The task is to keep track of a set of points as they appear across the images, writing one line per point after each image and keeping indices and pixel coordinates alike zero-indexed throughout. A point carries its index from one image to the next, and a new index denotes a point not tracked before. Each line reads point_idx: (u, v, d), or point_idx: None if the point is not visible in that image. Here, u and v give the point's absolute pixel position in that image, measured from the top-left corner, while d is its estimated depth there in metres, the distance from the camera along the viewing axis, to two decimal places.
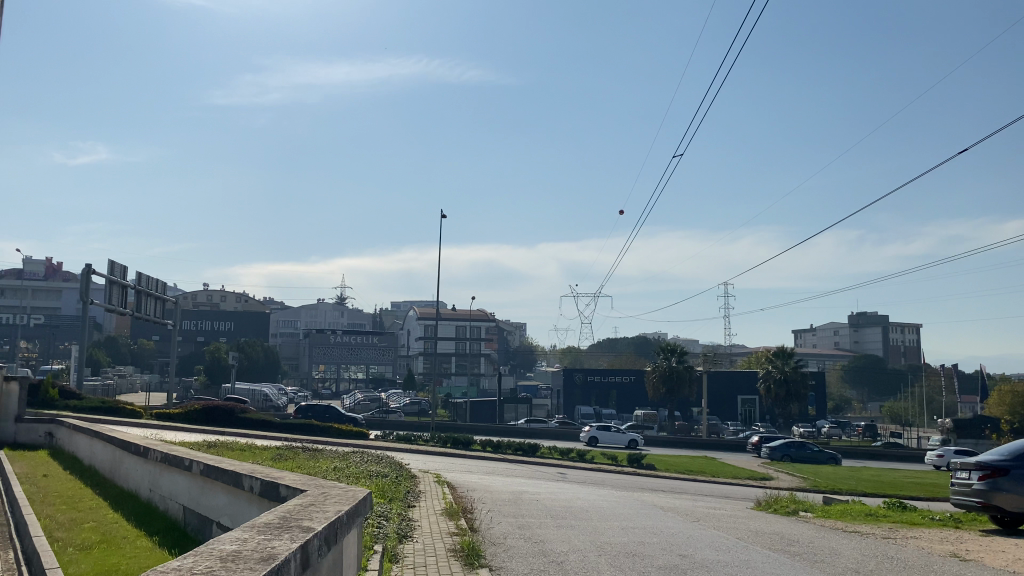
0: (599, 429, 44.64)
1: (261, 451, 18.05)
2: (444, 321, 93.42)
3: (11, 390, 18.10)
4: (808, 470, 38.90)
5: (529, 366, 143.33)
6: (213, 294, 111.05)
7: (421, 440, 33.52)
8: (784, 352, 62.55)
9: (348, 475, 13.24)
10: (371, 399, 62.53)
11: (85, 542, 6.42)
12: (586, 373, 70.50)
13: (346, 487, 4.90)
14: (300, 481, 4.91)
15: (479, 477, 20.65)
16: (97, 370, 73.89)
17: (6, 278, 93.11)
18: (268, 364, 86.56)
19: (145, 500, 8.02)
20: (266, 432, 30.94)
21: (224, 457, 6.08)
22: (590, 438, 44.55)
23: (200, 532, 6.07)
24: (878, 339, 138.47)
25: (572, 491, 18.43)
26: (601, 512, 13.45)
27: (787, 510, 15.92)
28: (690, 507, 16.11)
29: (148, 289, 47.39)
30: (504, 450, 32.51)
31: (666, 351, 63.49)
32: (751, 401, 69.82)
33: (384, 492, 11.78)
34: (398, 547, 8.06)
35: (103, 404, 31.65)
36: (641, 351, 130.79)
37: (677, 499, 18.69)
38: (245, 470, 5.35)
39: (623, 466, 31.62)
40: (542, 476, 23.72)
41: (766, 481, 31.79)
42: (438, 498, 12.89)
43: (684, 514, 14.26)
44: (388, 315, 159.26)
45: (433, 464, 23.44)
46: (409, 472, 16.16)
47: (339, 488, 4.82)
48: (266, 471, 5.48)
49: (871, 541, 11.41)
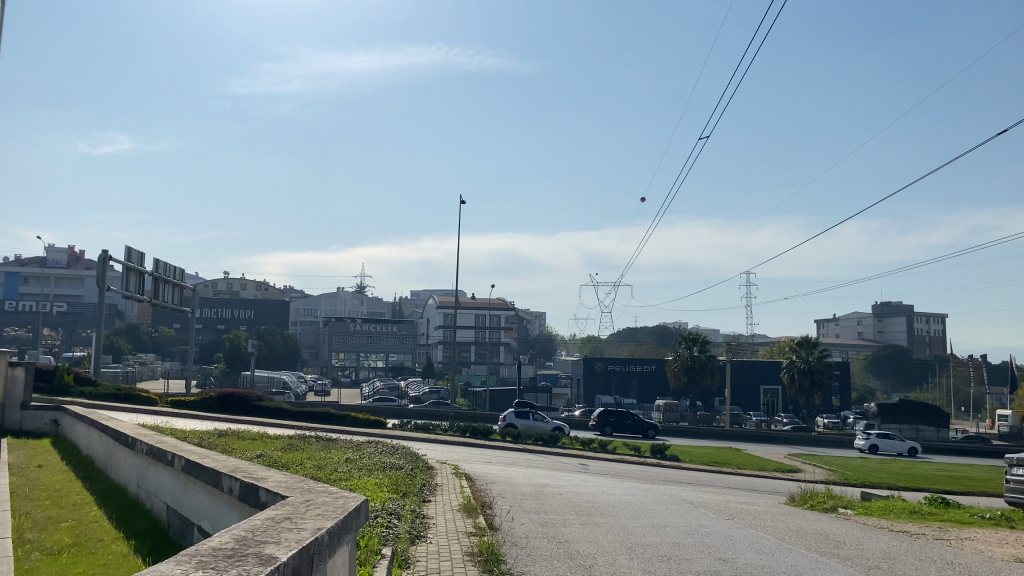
0: (879, 438, 45.37)
1: (272, 440, 17.35)
2: (464, 310, 92.76)
3: (17, 376, 17.38)
4: (835, 461, 37.90)
5: (549, 355, 142.56)
6: (234, 282, 111.19)
7: (439, 429, 32.80)
8: (808, 341, 61.45)
9: (361, 467, 12.51)
10: (390, 386, 62.05)
11: (55, 545, 5.69)
12: (606, 362, 69.52)
13: (338, 494, 4.14)
14: (287, 481, 4.15)
15: (497, 468, 19.87)
16: (118, 357, 73.91)
17: (27, 267, 93.39)
18: (288, 353, 86.47)
19: (131, 496, 7.31)
20: (282, 420, 30.38)
21: (209, 451, 5.34)
22: (871, 446, 45.19)
23: (183, 536, 5.34)
24: (903, 329, 136.45)
25: (596, 484, 17.59)
26: (629, 509, 12.65)
27: (824, 506, 15.06)
28: (719, 502, 15.26)
29: (167, 276, 46.90)
30: (524, 440, 31.75)
31: (688, 340, 62.39)
32: (774, 391, 68.57)
33: (397, 487, 11.03)
34: (409, 549, 7.31)
35: (118, 392, 31.18)
36: (662, 340, 129.45)
37: (706, 493, 17.82)
38: (226, 468, 4.60)
39: (646, 457, 30.75)
40: (563, 468, 22.89)
41: (794, 473, 30.81)
42: (456, 492, 12.14)
43: (715, 510, 13.41)
44: (408, 304, 159.05)
45: (450, 454, 22.70)
46: (425, 464, 15.43)
47: (328, 495, 4.05)
48: (251, 469, 4.73)
49: (924, 543, 10.58)
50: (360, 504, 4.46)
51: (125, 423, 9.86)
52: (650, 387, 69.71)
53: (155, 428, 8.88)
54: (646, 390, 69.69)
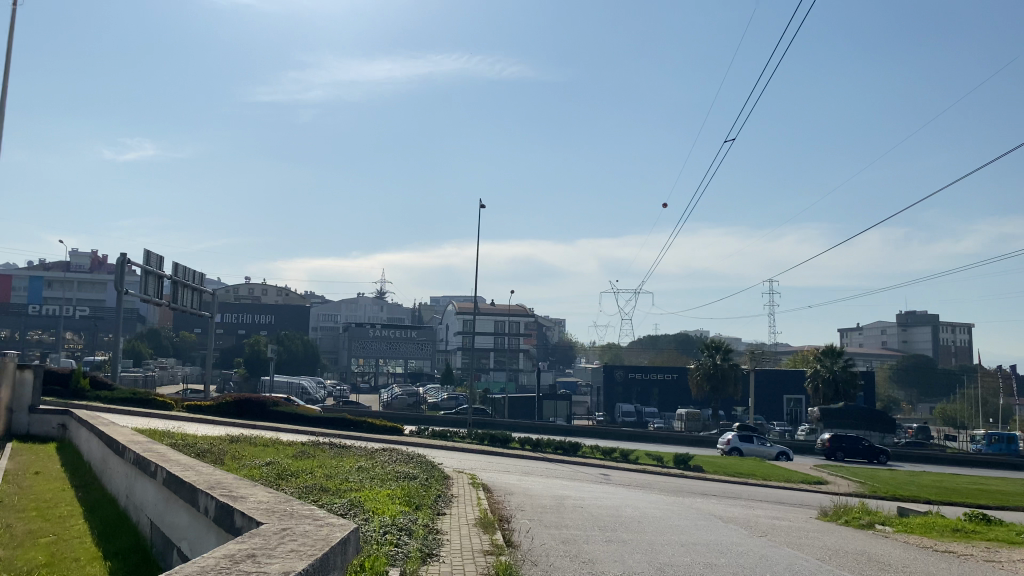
0: None
1: (285, 446, 16.84)
2: (483, 316, 92.27)
3: (25, 378, 16.99)
4: (862, 473, 36.88)
5: (569, 362, 141.69)
6: (255, 288, 111.45)
7: (457, 436, 32.23)
8: (832, 351, 60.31)
9: (373, 478, 11.93)
10: (409, 393, 61.57)
11: (26, 564, 5.16)
12: (627, 370, 68.55)
13: (323, 523, 3.59)
14: (266, 503, 3.60)
15: (516, 478, 19.24)
16: (139, 361, 73.92)
17: (51, 271, 93.89)
18: (308, 359, 86.29)
19: (119, 509, 6.78)
20: (299, 426, 29.90)
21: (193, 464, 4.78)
22: None
23: (162, 557, 4.79)
24: (928, 339, 134.40)
25: (618, 496, 16.90)
26: (655, 524, 11.99)
27: (861, 522, 14.28)
28: (749, 517, 14.54)
29: (186, 280, 46.66)
30: (543, 448, 31.10)
31: (711, 348, 61.44)
32: (798, 401, 67.47)
33: (410, 499, 10.42)
34: (419, 572, 6.71)
35: (134, 396, 30.84)
36: (683, 348, 128.31)
37: (733, 506, 17.11)
38: (204, 484, 4.05)
39: (669, 467, 29.97)
40: (584, 478, 22.20)
41: (821, 485, 29.95)
42: (472, 505, 11.55)
43: (747, 526, 12.71)
44: (428, 310, 158.89)
45: (467, 462, 22.10)
46: (441, 473, 14.81)
47: (312, 524, 3.51)
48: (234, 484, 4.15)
49: (972, 565, 9.88)
50: (351, 532, 3.93)
51: (124, 428, 9.39)
52: (671, 396, 68.77)
53: (152, 435, 8.31)
54: (667, 398, 68.79)
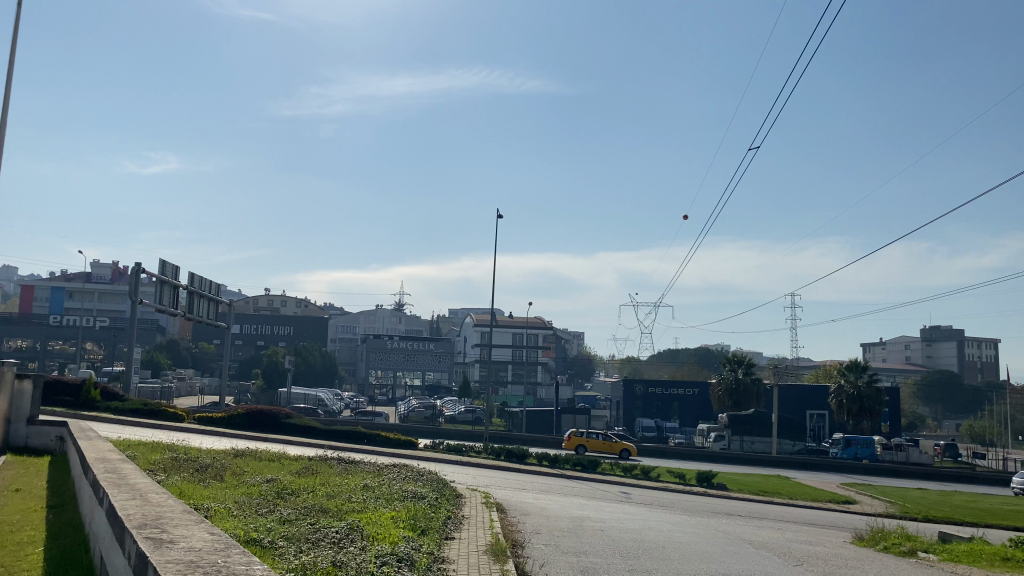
0: None
1: (292, 462, 16.11)
2: (501, 329, 91.60)
3: (24, 389, 16.28)
4: (892, 492, 35.56)
5: (588, 376, 140.28)
6: (274, 299, 111.48)
7: (474, 451, 31.37)
8: (857, 365, 58.86)
9: (378, 497, 11.18)
10: (427, 405, 60.47)
11: None
12: (647, 385, 67.40)
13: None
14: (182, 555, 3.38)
15: (531, 496, 18.36)
16: (157, 372, 73.64)
17: (72, 281, 94.08)
18: (325, 370, 85.75)
19: (78, 538, 6.02)
20: (310, 439, 29.14)
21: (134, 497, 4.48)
22: None
23: None
24: (953, 355, 132.09)
25: (639, 517, 16.00)
26: (683, 550, 11.16)
27: (901, 549, 13.33)
28: (778, 541, 13.61)
29: (202, 290, 46.18)
30: (561, 464, 30.21)
31: (732, 362, 60.33)
32: (822, 416, 65.63)
33: (416, 522, 9.62)
34: None
35: (145, 407, 30.26)
36: (704, 362, 126.63)
37: (762, 529, 16.18)
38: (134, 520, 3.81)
39: (691, 485, 28.98)
40: (604, 497, 21.28)
41: (849, 505, 28.73)
42: (485, 528, 10.77)
43: (780, 553, 11.87)
44: (446, 323, 158.13)
45: (480, 480, 21.23)
46: (452, 492, 13.99)
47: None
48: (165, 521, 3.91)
49: None
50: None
51: (105, 446, 8.66)
52: (691, 411, 67.51)
53: (128, 455, 7.57)
54: (688, 414, 67.52)
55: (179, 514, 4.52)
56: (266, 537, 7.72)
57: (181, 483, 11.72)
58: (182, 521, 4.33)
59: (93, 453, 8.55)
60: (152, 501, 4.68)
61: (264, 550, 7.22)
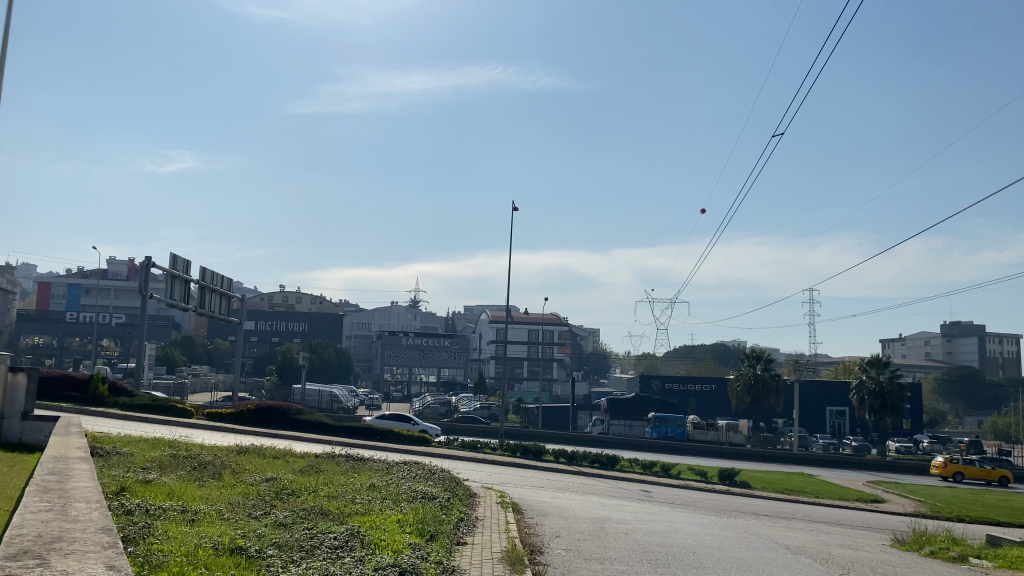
0: None
1: (297, 459, 15.25)
2: (516, 325, 90.97)
3: (19, 382, 15.49)
4: (921, 491, 34.38)
5: (604, 372, 139.33)
6: (289, 296, 111.04)
7: (489, 448, 30.46)
8: (878, 361, 57.54)
9: (387, 499, 10.35)
10: (442, 401, 59.59)
11: None
12: (664, 380, 66.65)
13: None
14: None
15: (548, 494, 17.49)
16: (173, 369, 73.20)
17: (88, 278, 93.92)
18: (340, 366, 85.34)
19: None
20: (321, 436, 28.41)
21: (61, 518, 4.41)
22: None
23: None
24: (973, 350, 130.14)
25: (664, 517, 15.06)
26: (717, 556, 10.27)
27: (950, 555, 12.30)
28: (814, 545, 12.62)
29: (214, 285, 45.46)
30: (579, 462, 29.30)
31: (751, 358, 59.09)
32: (841, 413, 64.71)
33: (425, 525, 8.74)
34: None
35: (154, 403, 29.63)
36: (721, 358, 125.29)
37: (796, 530, 15.25)
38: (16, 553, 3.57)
39: (713, 483, 27.99)
40: (625, 496, 20.39)
41: (879, 504, 27.65)
42: (501, 531, 9.91)
43: (823, 560, 10.93)
44: (462, 319, 157.51)
45: (495, 477, 20.34)
46: (465, 491, 13.09)
47: None
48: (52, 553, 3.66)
49: None
50: None
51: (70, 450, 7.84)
52: (709, 407, 66.40)
53: (84, 462, 6.71)
54: (706, 410, 66.44)
55: (89, 539, 4.04)
56: (254, 545, 6.81)
57: (174, 482, 10.90)
58: (84, 552, 3.79)
59: (59, 455, 7.72)
60: (65, 520, 4.38)
61: (251, 561, 6.33)
